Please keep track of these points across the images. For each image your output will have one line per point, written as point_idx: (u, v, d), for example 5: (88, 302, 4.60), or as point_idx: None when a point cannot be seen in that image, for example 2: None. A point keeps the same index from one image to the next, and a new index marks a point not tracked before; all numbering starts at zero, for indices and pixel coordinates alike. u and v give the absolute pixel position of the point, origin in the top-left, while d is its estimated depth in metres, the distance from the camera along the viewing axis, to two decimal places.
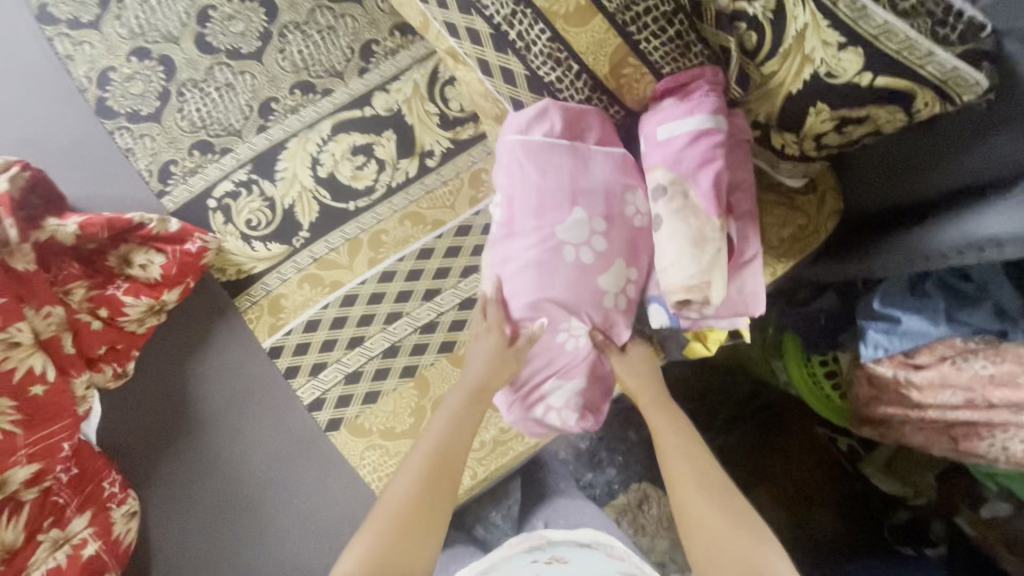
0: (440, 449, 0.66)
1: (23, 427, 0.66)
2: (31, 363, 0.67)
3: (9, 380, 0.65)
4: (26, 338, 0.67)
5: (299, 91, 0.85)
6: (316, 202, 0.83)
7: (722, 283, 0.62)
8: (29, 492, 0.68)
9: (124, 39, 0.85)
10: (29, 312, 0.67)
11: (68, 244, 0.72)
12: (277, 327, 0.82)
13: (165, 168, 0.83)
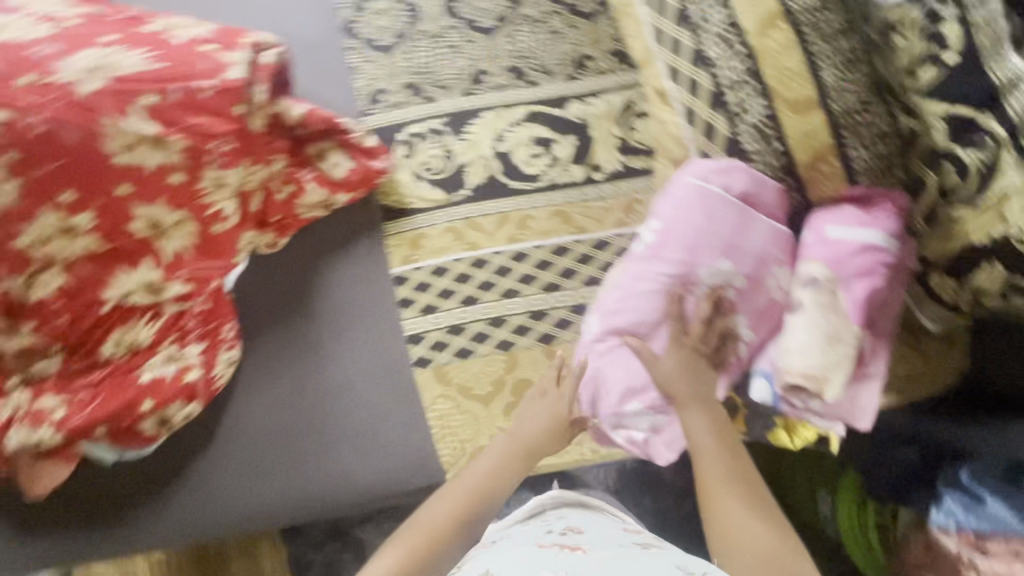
0: (476, 498, 0.73)
1: (194, 252, 0.79)
2: (223, 205, 0.78)
3: (202, 210, 0.77)
4: (230, 183, 0.78)
5: (510, 74, 0.94)
6: (487, 170, 0.91)
7: (837, 381, 0.68)
8: (173, 306, 0.79)
9: None
10: (244, 163, 0.78)
11: (289, 123, 0.82)
12: (409, 260, 0.90)
13: (377, 94, 0.94)
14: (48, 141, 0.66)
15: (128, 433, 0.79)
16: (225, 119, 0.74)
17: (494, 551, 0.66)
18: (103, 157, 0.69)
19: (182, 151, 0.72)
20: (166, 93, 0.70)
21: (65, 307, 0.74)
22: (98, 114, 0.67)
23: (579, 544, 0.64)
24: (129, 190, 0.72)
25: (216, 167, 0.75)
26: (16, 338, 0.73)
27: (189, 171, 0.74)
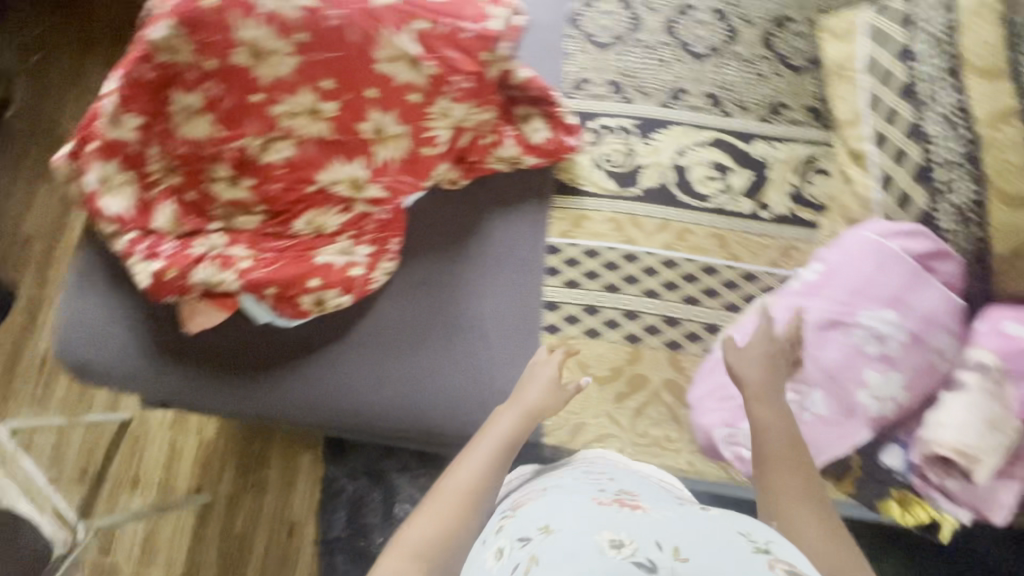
0: (494, 457, 0.75)
1: (398, 165, 0.86)
2: (439, 133, 0.85)
3: (419, 132, 0.84)
4: (452, 116, 0.85)
5: (708, 100, 0.99)
6: (661, 177, 0.96)
7: (989, 466, 0.70)
8: (363, 206, 0.87)
9: None
10: (471, 103, 0.85)
11: (512, 82, 0.89)
12: (567, 235, 0.95)
13: (582, 81, 1.01)
14: (337, 34, 0.76)
15: (289, 304, 0.86)
16: (472, 60, 0.81)
17: (553, 502, 0.67)
18: (368, 61, 0.78)
19: (428, 76, 0.80)
20: (437, 24, 0.79)
21: (281, 176, 0.83)
22: (380, 24, 0.76)
23: (637, 503, 0.63)
24: (374, 95, 0.80)
25: (448, 98, 0.83)
26: (235, 189, 0.84)
27: (425, 95, 0.82)
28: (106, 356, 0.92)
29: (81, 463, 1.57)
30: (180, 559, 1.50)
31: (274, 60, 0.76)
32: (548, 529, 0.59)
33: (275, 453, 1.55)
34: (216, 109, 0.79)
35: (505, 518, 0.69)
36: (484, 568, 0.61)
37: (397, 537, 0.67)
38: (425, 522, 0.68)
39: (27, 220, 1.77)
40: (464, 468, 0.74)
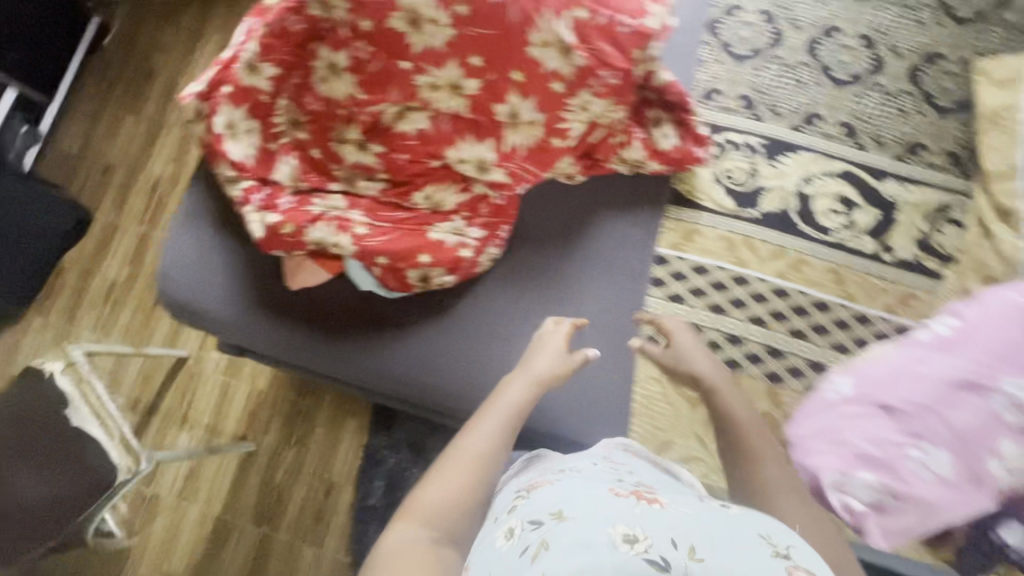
0: (505, 425, 0.73)
1: (525, 152, 0.84)
2: (573, 126, 0.83)
3: (554, 121, 0.82)
4: (590, 111, 0.82)
5: (842, 129, 0.95)
6: (782, 203, 0.93)
7: None
8: (482, 189, 0.86)
9: None
10: (612, 100, 0.82)
11: (651, 84, 0.85)
12: (677, 248, 0.93)
13: (712, 92, 0.97)
14: (498, 13, 0.73)
15: (397, 276, 0.85)
16: (624, 57, 0.78)
17: (568, 487, 0.63)
18: (521, 43, 0.75)
19: (577, 66, 0.78)
20: (596, 15, 0.76)
21: (409, 146, 0.82)
22: (541, 6, 0.74)
23: (657, 497, 0.59)
24: (518, 78, 0.78)
25: (591, 92, 0.80)
26: (362, 153, 0.84)
27: (568, 86, 0.79)
28: (206, 300, 0.93)
29: (136, 391, 1.61)
30: (219, 500, 1.54)
31: (428, 29, 0.74)
32: (560, 515, 0.56)
33: (323, 414, 1.57)
34: (359, 71, 0.78)
35: (518, 497, 0.65)
36: (492, 549, 0.58)
37: (410, 502, 0.65)
38: (441, 491, 0.66)
39: (113, 148, 1.81)
40: (476, 436, 0.71)
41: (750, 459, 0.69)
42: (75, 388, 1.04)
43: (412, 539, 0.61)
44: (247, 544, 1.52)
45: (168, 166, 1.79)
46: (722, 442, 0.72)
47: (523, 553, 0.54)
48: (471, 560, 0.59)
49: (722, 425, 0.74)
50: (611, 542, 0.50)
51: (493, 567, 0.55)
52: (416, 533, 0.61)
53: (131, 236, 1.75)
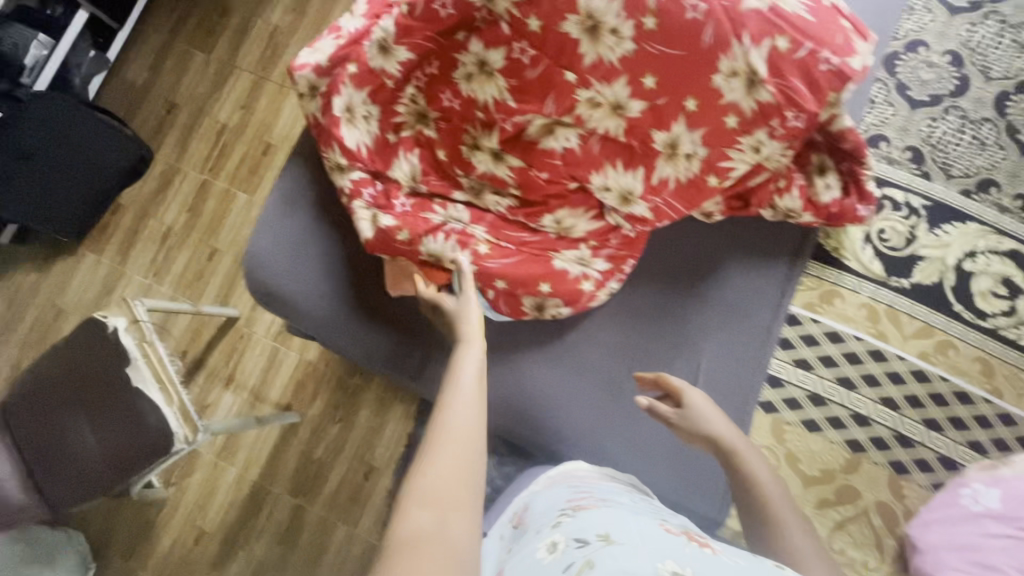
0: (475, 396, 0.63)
1: (674, 186, 0.75)
2: (736, 166, 0.73)
3: (719, 159, 0.72)
4: (760, 153, 0.72)
5: (1010, 202, 1.05)
6: (936, 278, 1.05)
7: None
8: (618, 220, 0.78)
9: (961, 52, 1.09)
10: (788, 142, 0.71)
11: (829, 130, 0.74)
12: (814, 310, 1.06)
13: (877, 138, 1.09)
14: (692, 32, 0.65)
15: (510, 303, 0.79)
16: (816, 99, 0.67)
17: (619, 515, 0.66)
18: (705, 68, 0.67)
19: (762, 102, 0.67)
20: (797, 47, 0.65)
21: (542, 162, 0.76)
22: (739, 30, 0.64)
23: (708, 542, 0.60)
24: (691, 107, 0.69)
25: (768, 133, 0.70)
26: (496, 165, 0.78)
27: (744, 122, 0.69)
28: (302, 285, 0.91)
29: (184, 343, 1.58)
30: (257, 465, 1.53)
31: (605, 39, 0.67)
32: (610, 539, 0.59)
33: (370, 395, 1.54)
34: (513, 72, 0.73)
35: (565, 515, 0.68)
36: (536, 562, 0.62)
37: (409, 483, 0.54)
38: (437, 467, 0.55)
39: (180, 85, 1.74)
40: (460, 400, 0.61)
41: (765, 520, 0.66)
42: (138, 346, 1.16)
43: (428, 528, 0.51)
44: (281, 513, 1.51)
45: (235, 113, 1.71)
46: (741, 504, 0.70)
47: (567, 568, 0.57)
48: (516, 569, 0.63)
49: (741, 488, 0.70)
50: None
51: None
52: (424, 525, 0.51)
53: (191, 182, 1.69)
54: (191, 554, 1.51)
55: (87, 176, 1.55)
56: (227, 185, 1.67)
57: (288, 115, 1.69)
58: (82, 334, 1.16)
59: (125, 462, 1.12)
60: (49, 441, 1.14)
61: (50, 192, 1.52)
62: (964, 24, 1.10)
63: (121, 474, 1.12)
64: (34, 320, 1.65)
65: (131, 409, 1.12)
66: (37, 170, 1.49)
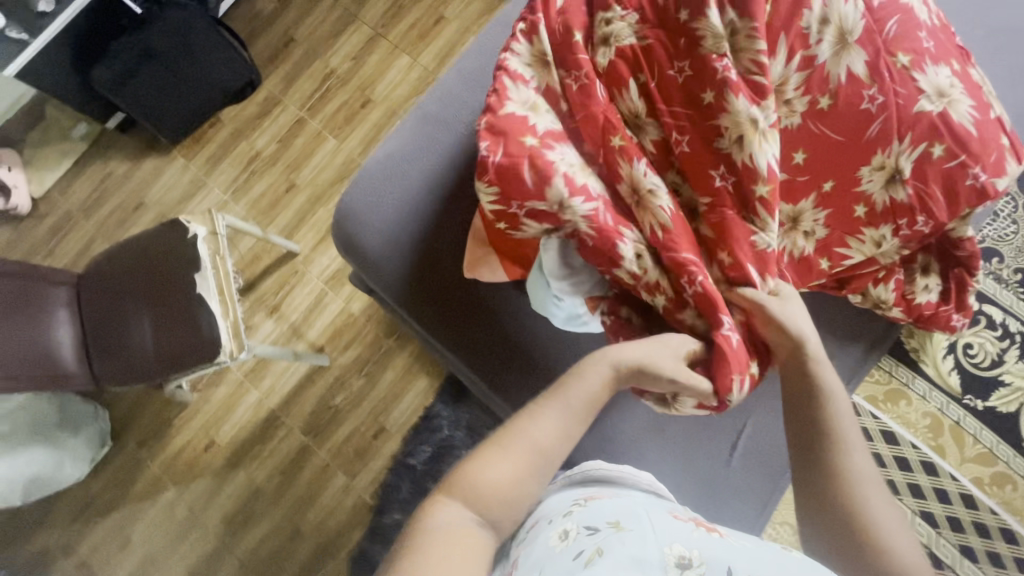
0: (579, 414, 0.74)
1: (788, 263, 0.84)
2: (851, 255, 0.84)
3: (837, 244, 0.83)
4: (879, 245, 0.82)
5: None
6: (1012, 406, 1.24)
7: None
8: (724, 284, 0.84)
9: None
10: (907, 239, 0.81)
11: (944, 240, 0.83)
12: (874, 402, 1.28)
13: (992, 251, 1.31)
14: (851, 123, 0.80)
15: (738, 357, 0.77)
16: (953, 211, 0.79)
17: (623, 504, 0.77)
18: (860, 157, 0.80)
19: (896, 200, 0.80)
20: (949, 157, 0.78)
21: (735, 201, 0.82)
22: (902, 131, 0.79)
23: (715, 528, 0.74)
24: (828, 188, 0.82)
25: (894, 229, 0.81)
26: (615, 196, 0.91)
27: (872, 214, 0.81)
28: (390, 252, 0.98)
29: (243, 262, 1.65)
30: (280, 394, 1.59)
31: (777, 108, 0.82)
32: (618, 528, 0.70)
33: (400, 358, 1.58)
34: (708, 119, 0.81)
35: (578, 505, 0.78)
36: (548, 547, 0.70)
37: (484, 465, 0.70)
38: (507, 462, 0.70)
39: (302, 23, 1.81)
40: (542, 423, 0.73)
41: (824, 441, 0.75)
42: (210, 257, 1.22)
43: (466, 521, 0.65)
44: (288, 446, 1.56)
45: (345, 62, 1.77)
46: (802, 423, 0.77)
47: (578, 556, 0.66)
48: (530, 556, 0.71)
49: (807, 404, 0.77)
50: (664, 564, 0.65)
51: (548, 564, 0.67)
52: (464, 516, 0.65)
53: (288, 116, 1.76)
54: (197, 460, 1.58)
55: (206, 87, 1.67)
56: (320, 127, 1.73)
57: (394, 75, 1.74)
58: (163, 233, 1.23)
59: (174, 360, 1.18)
60: (110, 322, 1.21)
61: (168, 93, 1.62)
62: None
63: (170, 371, 1.18)
64: (116, 207, 1.75)
65: (191, 314, 1.18)
66: (160, 72, 1.58)
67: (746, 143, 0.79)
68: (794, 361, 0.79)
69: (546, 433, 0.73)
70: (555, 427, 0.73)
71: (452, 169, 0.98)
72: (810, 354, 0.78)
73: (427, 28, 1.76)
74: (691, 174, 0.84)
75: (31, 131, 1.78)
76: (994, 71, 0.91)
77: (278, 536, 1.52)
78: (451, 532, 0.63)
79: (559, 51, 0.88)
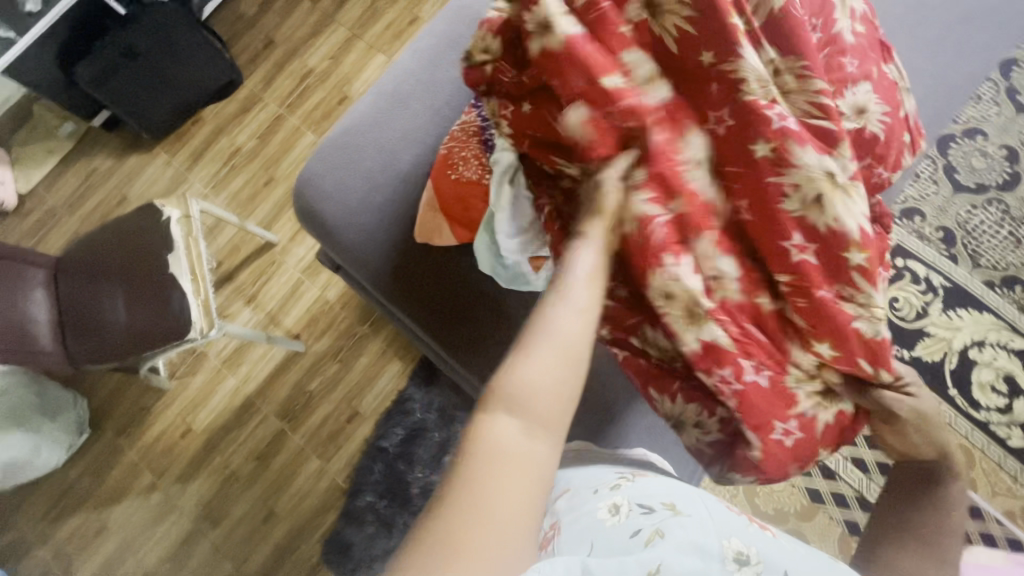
0: (593, 296, 0.67)
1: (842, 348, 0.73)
2: None
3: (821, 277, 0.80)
4: None
5: (1014, 285, 1.30)
6: (939, 354, 1.28)
7: None
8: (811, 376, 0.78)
9: (1005, 144, 1.37)
10: None
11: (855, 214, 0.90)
12: None
13: (913, 210, 1.37)
14: None
15: (797, 450, 0.76)
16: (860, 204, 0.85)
17: (673, 486, 0.73)
18: None
19: None
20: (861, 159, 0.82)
21: (821, 274, 0.73)
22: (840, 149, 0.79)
23: (768, 525, 0.68)
24: None
25: None
26: None
27: None
28: (337, 217, 0.95)
29: (222, 253, 1.70)
30: (256, 380, 1.62)
31: None
32: (675, 510, 0.66)
33: (374, 344, 1.61)
34: (775, 170, 0.72)
35: (624, 479, 0.75)
36: (595, 518, 0.67)
37: (505, 378, 0.59)
38: (532, 367, 0.60)
39: (282, 26, 1.88)
40: (569, 314, 0.64)
41: (918, 541, 0.71)
42: (182, 238, 1.27)
43: (515, 436, 0.56)
44: (264, 431, 1.59)
45: (324, 61, 1.84)
46: (916, 519, 0.73)
47: (635, 534, 0.63)
48: (575, 523, 0.68)
49: (921, 513, 0.73)
50: (724, 556, 0.61)
51: (598, 539, 0.64)
52: (511, 432, 0.57)
53: (268, 112, 1.82)
54: (174, 447, 1.60)
55: (188, 88, 1.73)
56: (299, 123, 1.80)
57: (370, 73, 1.81)
58: (138, 216, 1.28)
59: (145, 338, 1.21)
60: (86, 303, 1.25)
61: (152, 92, 1.68)
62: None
63: (141, 349, 1.22)
64: (100, 201, 1.80)
65: (162, 292, 1.22)
66: (144, 71, 1.65)
67: (827, 205, 0.71)
68: (918, 473, 0.77)
69: (570, 326, 0.63)
70: (578, 322, 0.64)
71: (405, 133, 0.97)
72: (938, 475, 0.76)
73: (402, 27, 1.83)
74: (765, 240, 0.74)
75: (19, 130, 1.84)
76: (915, 46, 0.97)
77: (252, 519, 1.53)
78: (484, 464, 0.54)
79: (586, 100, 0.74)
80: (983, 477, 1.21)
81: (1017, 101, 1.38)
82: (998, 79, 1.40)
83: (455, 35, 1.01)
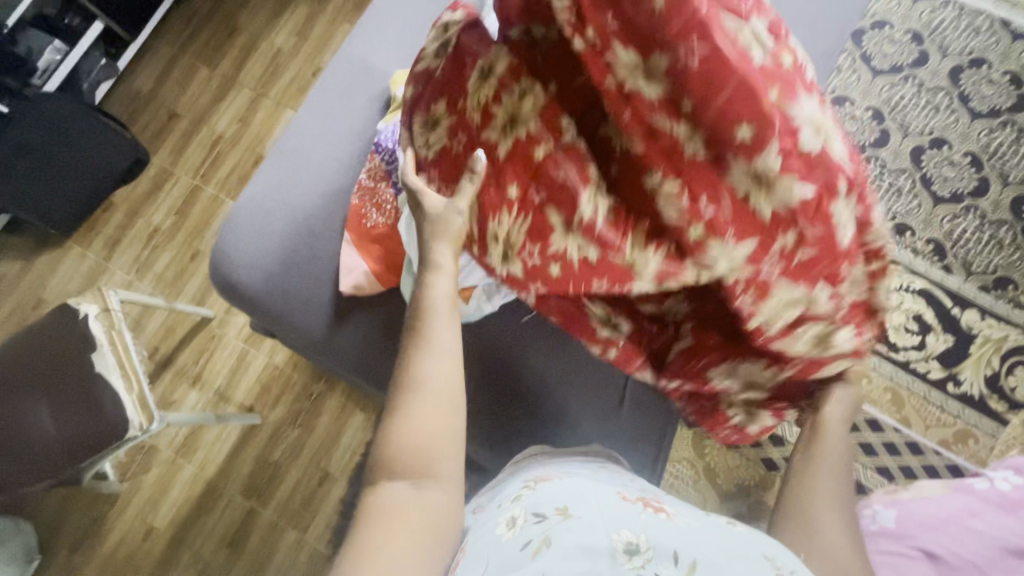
0: (425, 331, 0.74)
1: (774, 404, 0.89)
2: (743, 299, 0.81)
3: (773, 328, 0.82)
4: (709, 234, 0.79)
5: (900, 231, 1.38)
6: None
7: None
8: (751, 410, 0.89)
9: (875, 103, 1.43)
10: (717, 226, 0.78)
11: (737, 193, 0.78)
12: None
13: None
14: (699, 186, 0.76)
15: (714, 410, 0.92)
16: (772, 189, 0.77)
17: (573, 486, 0.71)
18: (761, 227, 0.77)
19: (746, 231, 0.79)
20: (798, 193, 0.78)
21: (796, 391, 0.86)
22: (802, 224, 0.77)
23: (662, 507, 0.68)
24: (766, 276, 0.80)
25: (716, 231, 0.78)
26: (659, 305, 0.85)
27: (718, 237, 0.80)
28: (253, 282, 0.93)
29: (156, 339, 1.62)
30: (215, 462, 1.55)
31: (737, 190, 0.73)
32: (566, 513, 0.64)
33: (332, 399, 1.57)
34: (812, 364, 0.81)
35: (526, 488, 0.73)
36: (496, 536, 0.66)
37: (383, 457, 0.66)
38: (402, 432, 0.67)
39: (183, 96, 1.84)
40: (424, 359, 0.72)
41: (813, 461, 0.80)
42: (105, 333, 1.21)
43: (401, 494, 0.63)
44: (232, 513, 1.51)
45: (231, 125, 1.81)
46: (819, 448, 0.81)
47: (526, 545, 0.62)
48: (476, 545, 0.66)
49: (812, 436, 0.82)
50: (612, 551, 0.59)
51: (494, 557, 0.62)
52: (403, 491, 0.64)
53: (183, 185, 1.77)
54: (137, 551, 1.50)
55: (90, 174, 1.63)
56: (216, 191, 1.76)
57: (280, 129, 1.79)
58: (51, 318, 1.22)
59: (79, 446, 1.14)
60: (6, 420, 1.16)
61: (51, 185, 1.59)
62: (886, 84, 1.44)
63: (77, 459, 1.14)
64: (15, 307, 1.70)
65: (90, 393, 1.16)
66: (38, 165, 1.57)
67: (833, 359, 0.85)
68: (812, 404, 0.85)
69: (418, 366, 0.72)
70: (422, 356, 0.72)
71: (309, 188, 0.96)
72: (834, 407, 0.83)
73: (306, 79, 1.83)
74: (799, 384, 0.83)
75: None
76: None
77: None
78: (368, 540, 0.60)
79: (757, 307, 0.76)
80: (917, 414, 1.29)
81: (873, 65, 1.44)
82: (849, 47, 1.47)
83: (346, 86, 1.01)
